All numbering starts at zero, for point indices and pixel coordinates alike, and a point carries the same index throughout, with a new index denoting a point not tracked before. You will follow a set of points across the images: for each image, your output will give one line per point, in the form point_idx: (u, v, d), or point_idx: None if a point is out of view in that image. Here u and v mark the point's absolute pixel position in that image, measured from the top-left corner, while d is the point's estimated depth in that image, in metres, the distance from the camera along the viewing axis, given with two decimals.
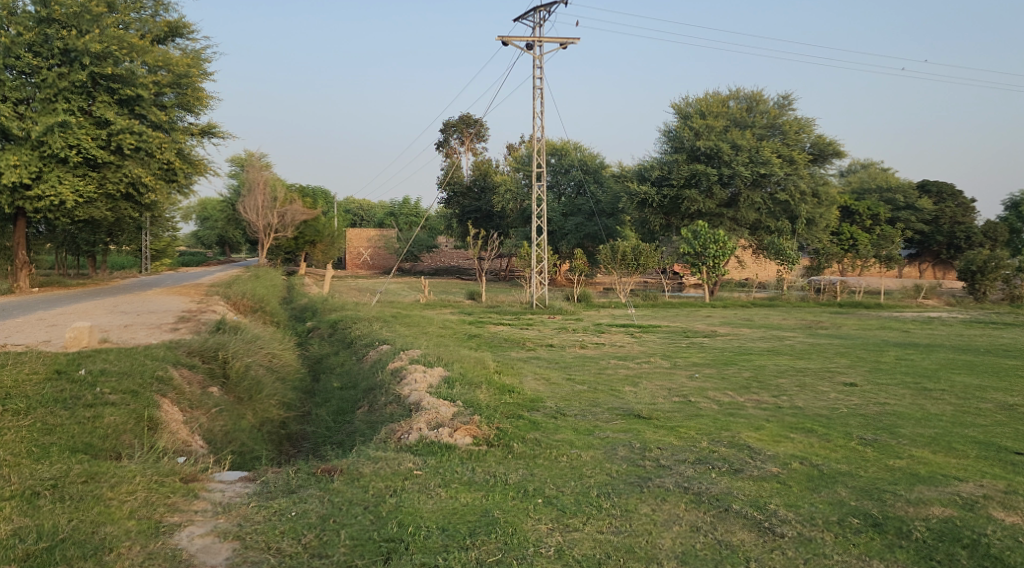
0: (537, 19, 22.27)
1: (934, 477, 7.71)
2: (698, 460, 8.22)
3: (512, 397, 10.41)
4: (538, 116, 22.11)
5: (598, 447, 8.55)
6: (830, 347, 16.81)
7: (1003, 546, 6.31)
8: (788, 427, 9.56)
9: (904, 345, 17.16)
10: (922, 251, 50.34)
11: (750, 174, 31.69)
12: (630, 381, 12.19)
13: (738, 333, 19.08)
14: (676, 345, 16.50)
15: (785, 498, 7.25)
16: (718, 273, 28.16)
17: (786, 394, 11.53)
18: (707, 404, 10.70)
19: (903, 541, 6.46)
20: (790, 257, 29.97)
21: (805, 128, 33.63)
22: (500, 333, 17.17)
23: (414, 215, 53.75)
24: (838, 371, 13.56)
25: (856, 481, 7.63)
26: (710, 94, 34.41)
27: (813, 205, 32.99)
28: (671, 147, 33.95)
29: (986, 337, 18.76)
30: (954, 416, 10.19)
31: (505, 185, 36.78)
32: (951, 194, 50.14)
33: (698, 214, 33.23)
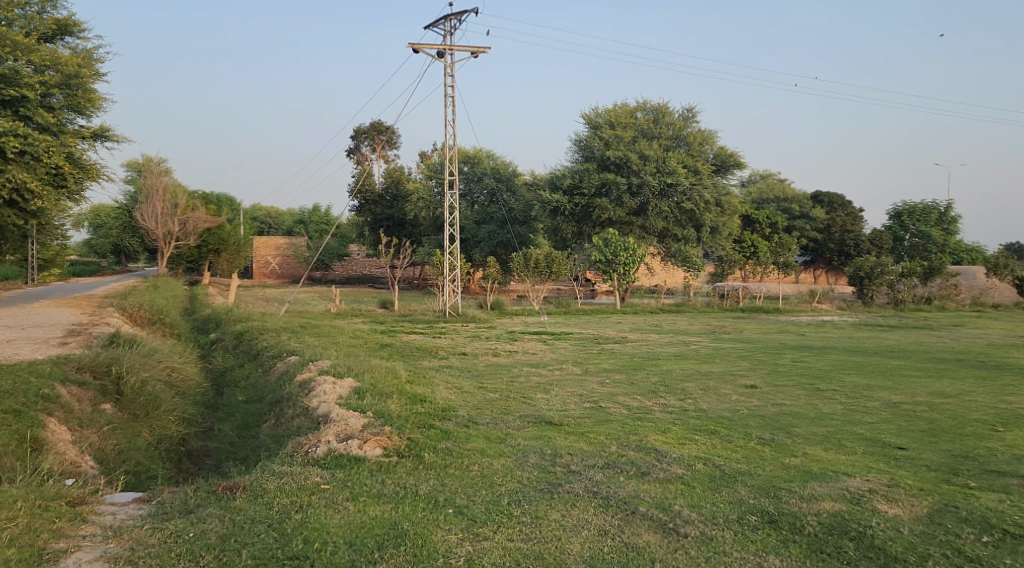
0: (448, 27, 22.33)
1: (826, 473, 8.09)
2: (606, 464, 8.41)
3: (423, 406, 10.40)
4: (449, 124, 22.20)
5: (509, 455, 8.64)
6: (732, 351, 17.39)
7: (886, 537, 6.66)
8: (693, 430, 9.85)
9: (800, 347, 17.93)
10: (816, 258, 52.65)
11: (657, 184, 32.54)
12: (541, 388, 12.34)
13: (646, 339, 19.55)
14: (586, 352, 16.79)
15: (688, 499, 7.49)
16: (627, 280, 28.74)
17: (691, 397, 11.90)
18: (616, 409, 10.93)
19: (797, 536, 6.75)
20: (696, 264, 30.85)
21: (708, 140, 34.81)
22: (412, 342, 17.11)
23: (324, 222, 52.94)
24: (740, 375, 14.04)
25: (754, 480, 7.93)
26: (618, 106, 35.13)
27: (717, 214, 34.06)
28: (581, 157, 34.54)
29: (873, 339, 19.78)
30: (845, 414, 10.71)
31: (418, 193, 36.66)
32: (841, 205, 53.28)
33: (609, 222, 33.81)
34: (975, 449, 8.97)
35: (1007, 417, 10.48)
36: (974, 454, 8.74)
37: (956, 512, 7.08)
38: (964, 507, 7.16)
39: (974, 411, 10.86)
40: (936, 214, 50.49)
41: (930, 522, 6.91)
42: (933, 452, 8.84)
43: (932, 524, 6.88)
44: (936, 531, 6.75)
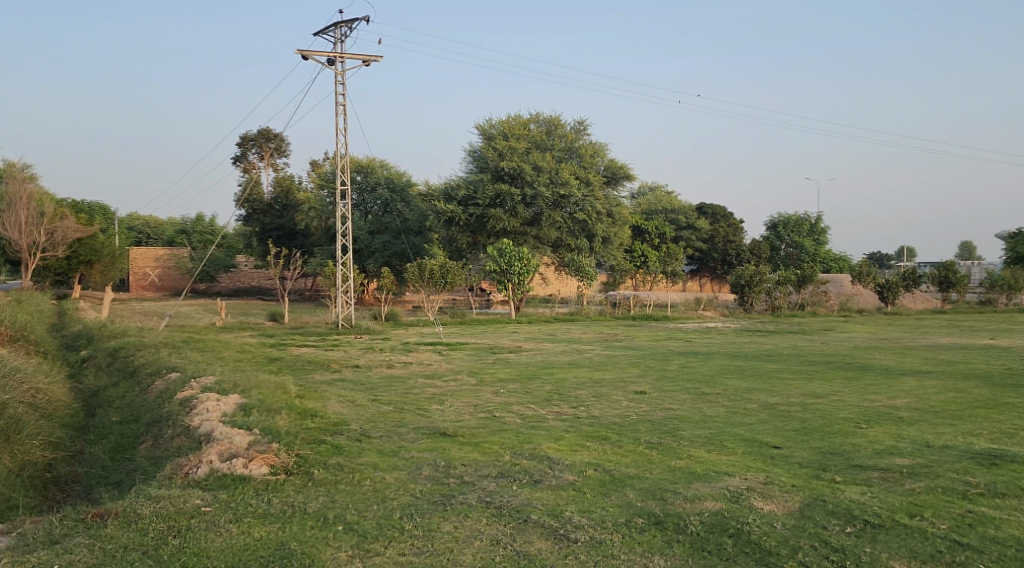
0: (338, 34, 22.02)
1: (709, 474, 8.36)
2: (500, 473, 8.42)
3: (314, 421, 10.18)
4: (340, 132, 22.62)
5: (402, 468, 8.55)
6: (623, 358, 17.79)
7: (762, 532, 6.92)
8: (585, 436, 9.99)
9: (686, 353, 18.50)
10: (701, 267, 54.52)
11: (551, 195, 33.06)
12: (436, 399, 12.27)
13: (540, 348, 19.77)
14: (481, 362, 16.81)
15: (579, 505, 7.58)
16: (523, 289, 28.95)
17: (584, 405, 12.09)
18: (510, 418, 10.99)
19: (680, 536, 6.94)
20: (589, 274, 31.39)
21: (599, 152, 35.71)
22: (303, 355, 16.72)
23: (209, 233, 51.23)
24: (630, 381, 14.34)
25: (643, 483, 8.11)
26: (511, 117, 35.44)
27: (608, 224, 34.92)
28: (475, 167, 34.69)
29: (754, 343, 20.66)
30: (727, 417, 11.11)
31: (309, 202, 35.90)
32: (723, 216, 55.54)
33: (503, 232, 34.02)
34: (843, 445, 9.45)
35: (871, 415, 11.11)
36: (842, 450, 9.21)
37: (826, 506, 7.42)
38: (832, 501, 7.52)
39: (843, 410, 11.47)
40: (807, 225, 54.57)
41: (802, 516, 7.21)
42: (805, 450, 9.26)
43: (804, 518, 7.19)
44: (807, 525, 7.05)
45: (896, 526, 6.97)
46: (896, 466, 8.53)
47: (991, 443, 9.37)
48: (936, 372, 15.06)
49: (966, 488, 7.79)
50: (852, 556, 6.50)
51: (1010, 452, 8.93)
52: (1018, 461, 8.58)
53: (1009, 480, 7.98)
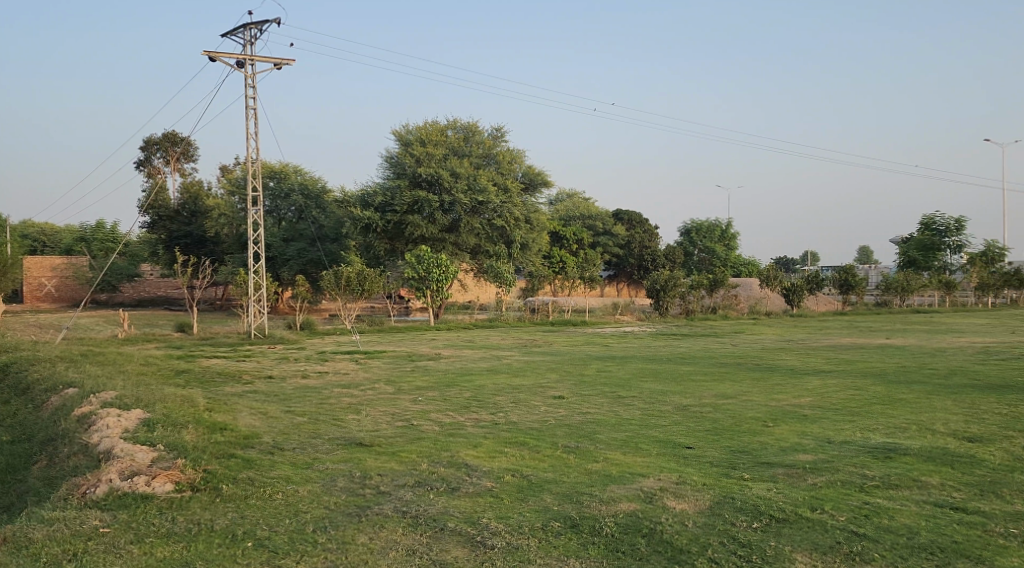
0: (247, 35, 21.49)
1: (624, 476, 8.47)
2: (416, 482, 8.34)
3: (224, 435, 9.88)
4: (252, 136, 22.06)
5: (316, 480, 8.36)
6: (542, 363, 17.90)
7: (673, 531, 7.04)
8: (503, 442, 9.98)
9: (603, 357, 18.73)
10: (618, 272, 55.48)
11: (469, 201, 32.96)
12: (352, 409, 12.07)
13: (459, 355, 19.70)
14: (399, 370, 16.62)
15: (496, 511, 7.56)
16: (441, 296, 28.80)
17: (502, 411, 12.09)
18: (428, 426, 10.89)
19: (595, 538, 6.99)
20: (507, 280, 31.42)
21: (517, 159, 36.00)
22: (213, 367, 16.22)
23: (111, 240, 49.27)
24: (548, 386, 14.41)
25: (560, 487, 8.15)
26: (429, 123, 35.28)
27: (526, 231, 35.10)
28: (392, 173, 34.33)
29: (669, 347, 21.10)
30: (642, 419, 11.28)
31: (218, 209, 34.94)
32: (639, 222, 56.82)
33: (422, 238, 33.83)
34: (751, 444, 9.70)
35: (778, 414, 11.46)
36: (750, 449, 9.44)
37: (734, 502, 7.60)
38: (740, 498, 7.70)
39: (751, 410, 11.78)
40: (718, 231, 56.55)
41: (712, 514, 7.36)
42: (716, 449, 9.47)
43: (713, 515, 7.34)
44: (716, 522, 7.20)
45: (799, 520, 7.18)
46: (800, 462, 8.80)
47: (887, 438, 9.78)
48: (839, 372, 15.62)
49: (863, 480, 8.10)
50: (758, 550, 6.67)
51: (904, 445, 9.34)
52: (911, 453, 8.98)
53: (902, 472, 8.34)
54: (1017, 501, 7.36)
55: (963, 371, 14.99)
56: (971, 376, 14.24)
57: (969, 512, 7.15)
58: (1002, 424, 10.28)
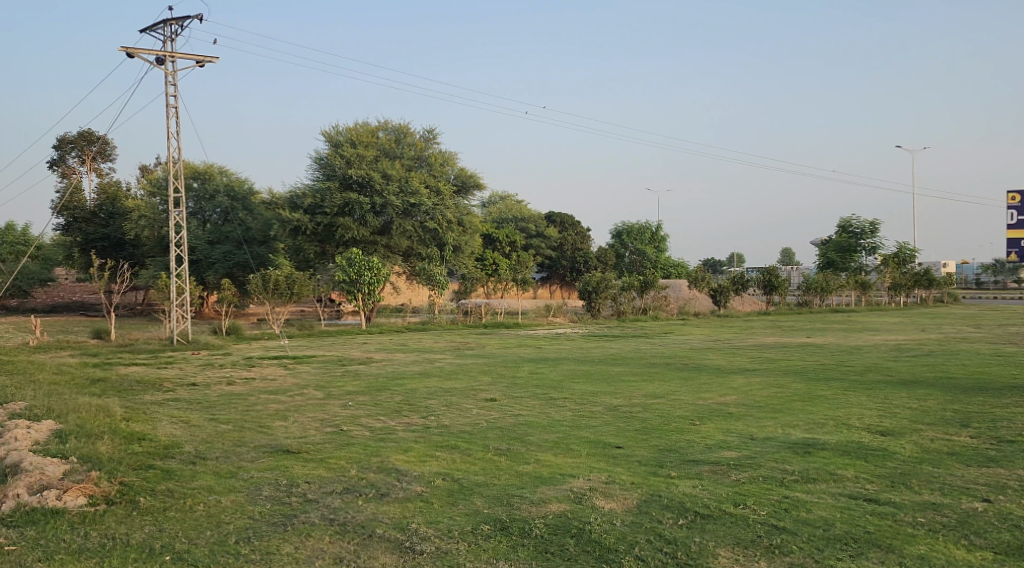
0: (168, 32, 20.91)
1: (554, 477, 8.49)
2: (345, 488, 8.20)
3: (143, 445, 9.57)
4: (173, 136, 21.19)
5: (240, 489, 8.15)
6: (474, 366, 17.85)
7: (602, 530, 7.09)
8: (434, 446, 9.91)
9: (535, 360, 18.78)
10: (551, 274, 55.84)
11: (401, 204, 32.70)
12: (280, 416, 11.83)
13: (391, 358, 19.50)
14: (329, 375, 16.35)
15: (425, 516, 7.49)
16: (373, 300, 28.47)
17: (434, 414, 12.00)
18: (358, 431, 10.73)
19: (525, 539, 6.99)
20: (440, 282, 31.26)
21: (449, 161, 35.95)
22: (132, 375, 15.66)
23: (22, 243, 47.32)
24: (479, 389, 14.37)
25: (490, 490, 8.13)
26: (359, 124, 34.84)
27: (459, 233, 35.03)
28: (322, 174, 33.81)
29: (600, 348, 21.31)
30: (573, 420, 11.33)
31: (139, 211, 33.86)
32: (571, 225, 57.39)
33: (353, 241, 33.45)
34: (679, 442, 9.84)
35: (705, 412, 11.66)
36: (678, 447, 9.58)
37: (661, 501, 7.69)
38: (666, 495, 7.81)
39: (679, 409, 11.94)
40: (649, 233, 57.58)
41: (639, 512, 7.44)
42: (645, 449, 9.57)
43: (641, 514, 7.42)
44: (644, 520, 7.27)
45: (723, 516, 7.31)
46: (725, 459, 8.98)
47: (805, 433, 10.04)
48: (763, 370, 15.99)
49: (784, 475, 8.30)
50: (683, 547, 6.76)
51: (822, 440, 9.61)
52: (828, 448, 9.24)
53: (820, 466, 8.57)
54: (925, 491, 7.64)
55: (877, 368, 15.52)
56: (886, 373, 14.77)
57: (881, 503, 7.40)
58: (913, 417, 10.68)
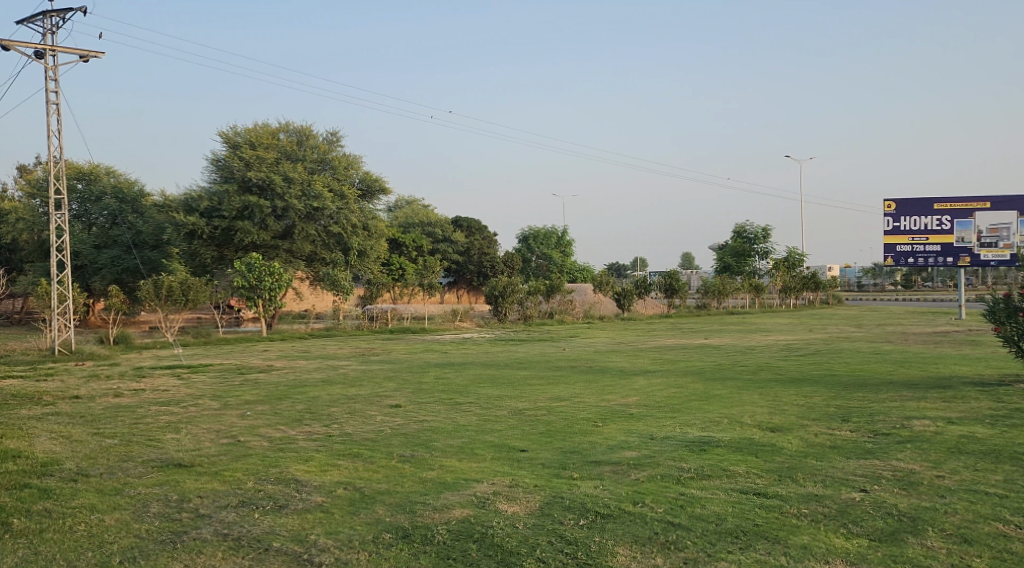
0: (48, 25, 19.93)
1: (458, 482, 8.46)
2: (241, 502, 7.96)
3: (19, 463, 9.07)
4: (54, 135, 20.15)
5: (125, 507, 7.80)
6: (379, 372, 17.64)
7: (504, 534, 7.09)
8: (336, 455, 9.72)
9: (441, 365, 18.71)
10: (458, 279, 55.76)
11: (303, 207, 32.05)
12: (171, 428, 11.39)
13: (292, 366, 19.06)
14: (226, 384, 15.82)
15: (325, 526, 7.34)
16: (274, 305, 27.72)
17: (336, 422, 11.78)
18: (256, 442, 10.43)
19: (427, 546, 6.93)
20: (345, 288, 30.69)
21: (353, 165, 35.57)
22: (9, 389, 14.81)
23: None
24: (384, 395, 14.20)
25: (392, 498, 8.03)
26: (259, 125, 33.94)
27: (364, 237, 34.64)
28: (219, 176, 32.83)
29: (507, 352, 21.40)
30: (478, 424, 11.33)
31: (17, 213, 32.05)
32: (478, 229, 57.65)
33: (253, 245, 32.47)
34: (581, 444, 9.96)
35: (607, 413, 11.82)
36: (580, 449, 9.69)
37: (562, 502, 7.77)
38: (568, 497, 7.88)
39: (583, 411, 12.08)
40: (555, 238, 58.45)
41: (541, 514, 7.49)
42: (549, 451, 9.65)
43: (543, 515, 7.46)
44: (546, 522, 7.32)
45: (622, 514, 7.43)
46: (624, 459, 9.13)
47: (702, 432, 10.31)
48: (663, 371, 16.39)
49: (680, 472, 8.52)
50: (584, 547, 6.83)
51: (717, 438, 9.89)
52: (722, 445, 9.52)
53: (714, 463, 8.81)
54: (810, 483, 7.95)
55: (769, 367, 16.09)
56: (778, 372, 15.34)
57: (770, 496, 7.66)
58: (801, 413, 11.12)
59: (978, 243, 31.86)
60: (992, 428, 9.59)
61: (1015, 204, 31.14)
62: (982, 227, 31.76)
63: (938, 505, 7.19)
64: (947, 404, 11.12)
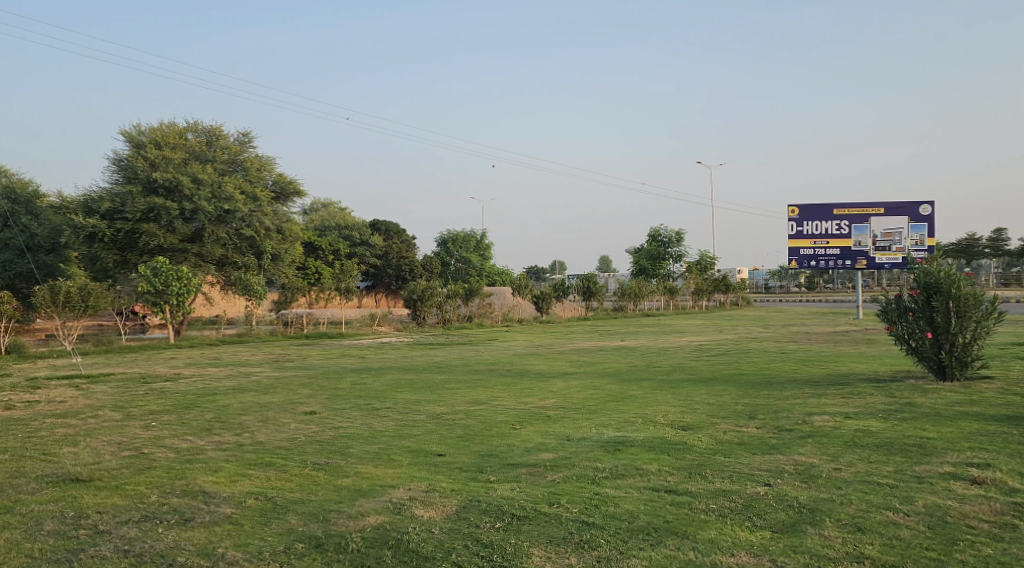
0: None
1: (373, 489, 8.37)
2: (144, 516, 7.69)
3: None
4: None
5: (18, 525, 7.45)
6: (293, 378, 17.30)
7: (420, 539, 7.06)
8: (247, 465, 9.49)
9: (358, 370, 18.49)
10: (376, 283, 55.23)
11: (213, 210, 31.22)
12: (69, 441, 10.93)
13: (202, 373, 18.55)
14: (129, 394, 15.24)
15: (235, 539, 7.16)
16: (182, 311, 26.91)
17: (248, 431, 11.51)
18: (161, 454, 10.09)
19: (340, 555, 6.83)
20: (258, 292, 29.99)
21: (266, 166, 34.92)
22: None
23: None
24: (298, 402, 13.94)
25: (305, 507, 7.89)
26: (165, 125, 32.89)
27: (278, 241, 34.01)
28: (122, 177, 31.65)
29: (425, 356, 21.32)
30: (395, 429, 11.24)
31: None
32: (396, 232, 57.29)
33: (158, 249, 31.36)
34: (498, 447, 9.99)
35: (524, 416, 11.89)
36: (496, 452, 9.72)
37: (479, 505, 7.77)
38: (485, 500, 7.89)
39: (500, 414, 12.11)
40: (474, 241, 58.60)
41: (457, 518, 7.48)
42: (466, 455, 9.65)
43: (459, 519, 7.46)
44: (461, 526, 7.31)
45: (538, 516, 7.48)
46: (541, 461, 9.19)
47: (617, 432, 10.46)
48: (580, 373, 16.58)
49: (595, 472, 8.62)
50: (499, 549, 6.85)
51: (631, 438, 10.06)
52: (636, 444, 9.70)
53: (627, 462, 8.96)
54: (718, 479, 8.17)
55: (682, 367, 16.47)
56: (689, 372, 15.72)
57: (680, 493, 7.83)
58: (710, 412, 11.42)
59: (874, 246, 33.39)
60: (885, 422, 10.05)
61: (906, 209, 32.68)
62: (878, 232, 33.24)
63: (835, 496, 7.49)
64: (845, 400, 11.61)
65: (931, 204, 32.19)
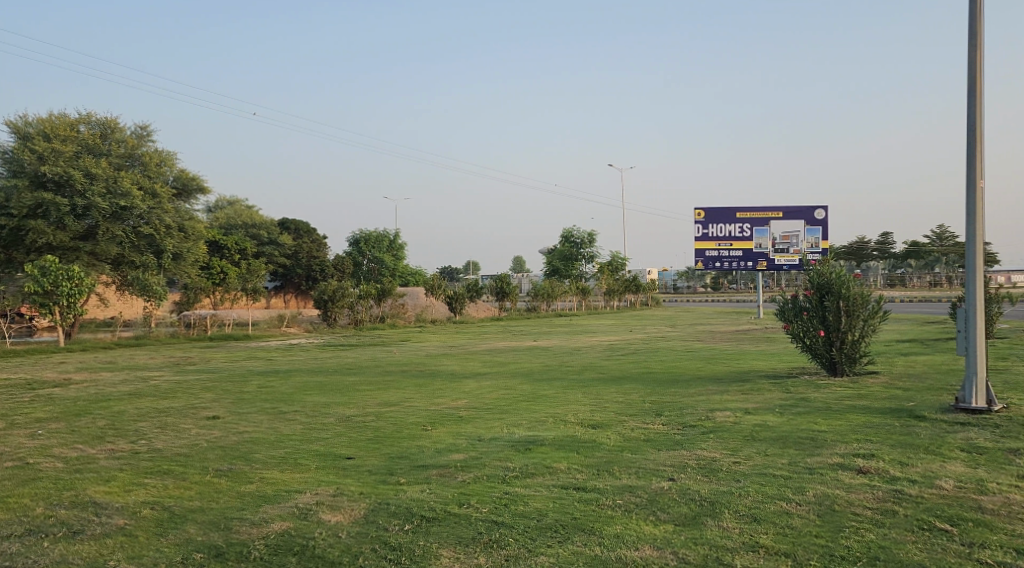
0: None
1: (279, 494, 8.19)
2: (28, 530, 7.31)
3: None
4: None
5: None
6: (197, 382, 16.77)
7: (326, 545, 6.93)
8: (143, 473, 9.13)
9: (265, 372, 18.06)
10: (285, 283, 54.17)
11: (108, 206, 29.99)
12: None
13: (97, 378, 17.77)
14: (14, 402, 14.46)
15: (128, 551, 6.89)
16: (73, 312, 25.75)
17: (145, 438, 11.08)
18: (49, 464, 9.62)
19: (241, 564, 6.65)
20: (158, 292, 28.97)
21: (166, 162, 33.87)
22: None
23: None
24: (200, 407, 13.51)
25: (206, 515, 7.65)
26: (56, 116, 31.40)
27: (179, 240, 32.96)
28: (8, 171, 30.05)
29: (335, 357, 21.00)
30: (302, 433, 11.01)
31: None
32: (306, 232, 56.43)
33: (48, 247, 29.91)
34: (409, 448, 9.90)
35: (436, 417, 11.82)
36: (406, 453, 9.63)
37: (388, 508, 7.69)
38: (393, 503, 7.81)
39: (412, 416, 12.01)
40: (387, 241, 58.20)
41: (365, 521, 7.38)
42: (376, 458, 9.52)
43: (367, 523, 7.36)
44: (369, 529, 7.22)
45: (447, 517, 7.45)
46: (452, 462, 9.16)
47: (527, 431, 10.52)
48: (491, 373, 16.60)
49: (505, 472, 8.65)
50: (407, 552, 6.80)
51: (541, 437, 10.13)
52: (545, 443, 9.77)
53: (537, 461, 9.01)
54: (624, 475, 8.31)
55: (592, 367, 16.66)
56: (599, 371, 15.93)
57: (588, 490, 7.92)
58: (618, 410, 11.59)
59: (773, 248, 34.53)
60: (782, 417, 10.41)
61: (803, 213, 33.85)
62: (777, 234, 34.41)
63: (733, 489, 7.72)
64: (746, 396, 11.97)
65: (825, 209, 33.49)
